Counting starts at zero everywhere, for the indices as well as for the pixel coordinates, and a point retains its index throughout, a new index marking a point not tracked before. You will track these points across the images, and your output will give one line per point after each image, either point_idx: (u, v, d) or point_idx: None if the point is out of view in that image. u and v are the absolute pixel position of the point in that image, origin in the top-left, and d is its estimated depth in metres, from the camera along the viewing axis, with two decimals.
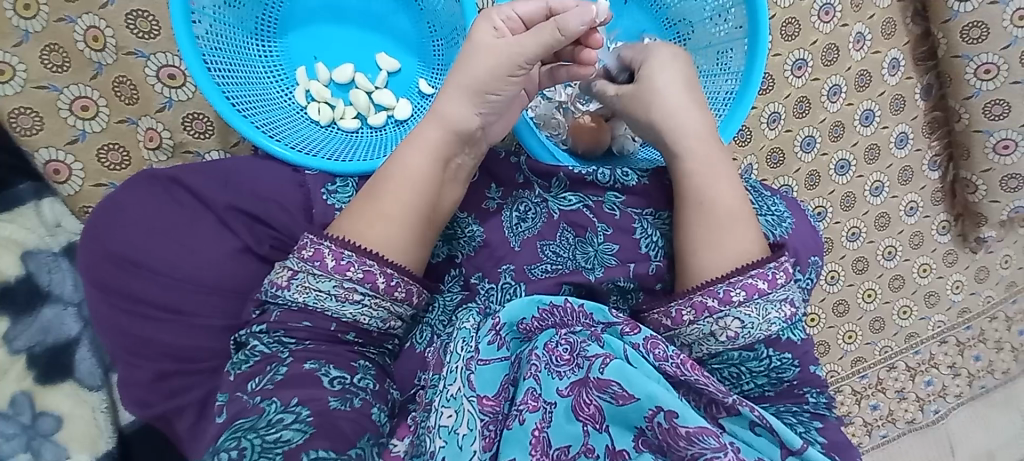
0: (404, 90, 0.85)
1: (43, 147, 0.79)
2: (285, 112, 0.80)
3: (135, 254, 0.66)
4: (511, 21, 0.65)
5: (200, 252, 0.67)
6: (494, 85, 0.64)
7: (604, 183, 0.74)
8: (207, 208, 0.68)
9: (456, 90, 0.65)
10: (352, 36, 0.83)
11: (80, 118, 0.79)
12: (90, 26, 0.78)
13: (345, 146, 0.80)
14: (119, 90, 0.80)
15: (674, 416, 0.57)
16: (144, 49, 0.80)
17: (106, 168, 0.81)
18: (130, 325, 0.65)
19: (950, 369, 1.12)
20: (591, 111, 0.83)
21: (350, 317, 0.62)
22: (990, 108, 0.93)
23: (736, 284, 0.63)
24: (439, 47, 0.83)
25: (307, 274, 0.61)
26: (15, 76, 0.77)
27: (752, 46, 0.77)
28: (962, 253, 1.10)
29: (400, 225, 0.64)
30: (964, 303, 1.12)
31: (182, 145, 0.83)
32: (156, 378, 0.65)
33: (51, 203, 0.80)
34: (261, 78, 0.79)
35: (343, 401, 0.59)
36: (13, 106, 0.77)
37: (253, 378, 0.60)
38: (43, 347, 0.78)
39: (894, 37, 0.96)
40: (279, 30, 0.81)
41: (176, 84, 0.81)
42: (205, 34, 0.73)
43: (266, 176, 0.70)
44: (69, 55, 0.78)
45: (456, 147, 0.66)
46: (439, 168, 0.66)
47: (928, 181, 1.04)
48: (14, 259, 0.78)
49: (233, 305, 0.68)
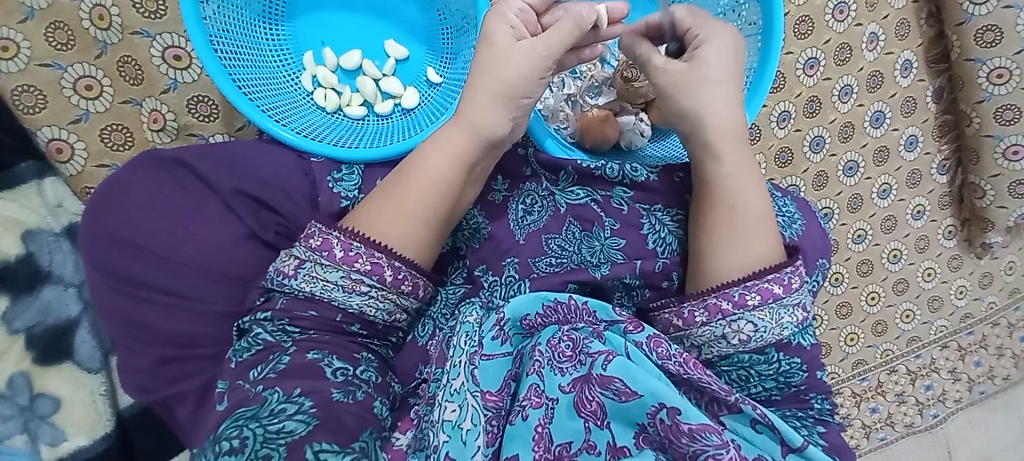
0: (412, 79, 0.84)
1: (46, 126, 0.77)
2: (291, 97, 0.78)
3: (138, 235, 0.65)
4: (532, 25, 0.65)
5: (202, 237, 0.66)
6: (526, 88, 0.64)
7: (612, 178, 0.73)
8: (214, 193, 0.67)
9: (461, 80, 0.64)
10: (362, 23, 0.82)
11: (83, 97, 0.77)
12: (95, 4, 0.76)
13: (351, 133, 0.79)
14: (123, 70, 0.78)
15: (677, 413, 0.56)
16: (150, 29, 0.78)
17: (110, 148, 0.79)
18: (131, 308, 0.64)
19: (950, 374, 1.12)
20: (599, 104, 0.86)
21: (356, 308, 0.62)
22: (1001, 113, 0.92)
23: (752, 288, 0.63)
24: (448, 35, 0.81)
25: (315, 264, 0.60)
26: (18, 53, 0.75)
27: (765, 44, 0.76)
28: (967, 258, 1.09)
29: (425, 226, 0.64)
30: (967, 309, 1.11)
31: (186, 128, 0.81)
32: (157, 362, 0.64)
33: (54, 183, 0.78)
34: (268, 62, 0.77)
35: (346, 393, 0.58)
36: (18, 84, 0.75)
37: (255, 366, 0.60)
38: (42, 328, 0.77)
39: (907, 38, 0.95)
40: (287, 14, 0.80)
41: (181, 65, 0.79)
42: (212, 16, 0.71)
43: (273, 162, 0.69)
44: (74, 34, 0.76)
45: (481, 152, 0.65)
46: (461, 170, 0.65)
47: (935, 185, 1.03)
48: (13, 238, 0.76)
49: (236, 291, 0.67)
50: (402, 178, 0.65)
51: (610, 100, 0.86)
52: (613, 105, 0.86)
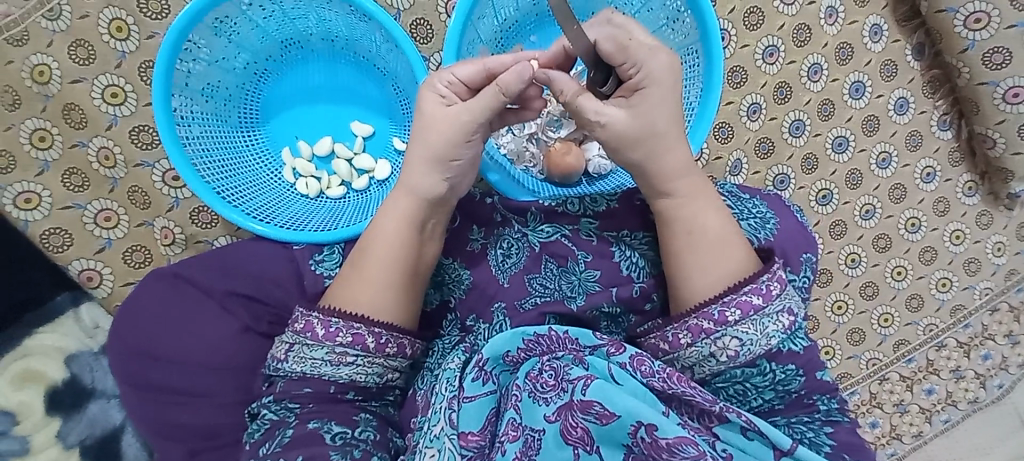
0: (381, 151, 0.90)
1: (75, 259, 0.88)
2: (275, 192, 0.86)
3: (153, 347, 0.72)
4: (453, 85, 0.67)
5: (207, 338, 0.73)
6: (456, 151, 0.67)
7: (575, 212, 0.75)
8: (209, 295, 0.74)
9: (412, 154, 0.68)
10: (328, 111, 0.89)
11: (103, 228, 0.88)
12: (101, 147, 0.87)
13: (333, 213, 0.85)
14: (133, 198, 0.88)
15: (654, 429, 0.57)
16: (149, 158, 0.88)
17: (132, 267, 0.89)
18: (156, 413, 0.71)
19: (1008, 338, 1.02)
20: (561, 137, 0.87)
21: (347, 378, 0.66)
22: (989, 58, 0.87)
23: (730, 303, 0.62)
24: (406, 105, 0.87)
25: (301, 345, 0.66)
26: (42, 202, 0.86)
27: (708, 49, 0.77)
28: (997, 213, 1.01)
29: (391, 289, 0.68)
30: (1010, 265, 1.02)
31: (193, 237, 0.90)
32: (186, 457, 0.71)
33: (89, 308, 0.87)
34: (250, 165, 0.86)
35: (344, 453, 0.62)
36: (45, 227, 0.86)
37: (265, 442, 0.65)
38: (93, 439, 0.84)
39: (869, 3, 0.92)
40: (260, 119, 0.87)
41: (179, 183, 0.89)
42: (191, 139, 0.80)
43: (258, 258, 0.75)
44: (87, 176, 0.87)
45: (428, 210, 0.69)
46: (415, 232, 0.69)
47: (941, 143, 0.97)
48: (58, 365, 0.84)
49: (244, 379, 0.73)
50: (369, 250, 0.69)
51: (570, 130, 0.87)
52: (575, 134, 0.87)
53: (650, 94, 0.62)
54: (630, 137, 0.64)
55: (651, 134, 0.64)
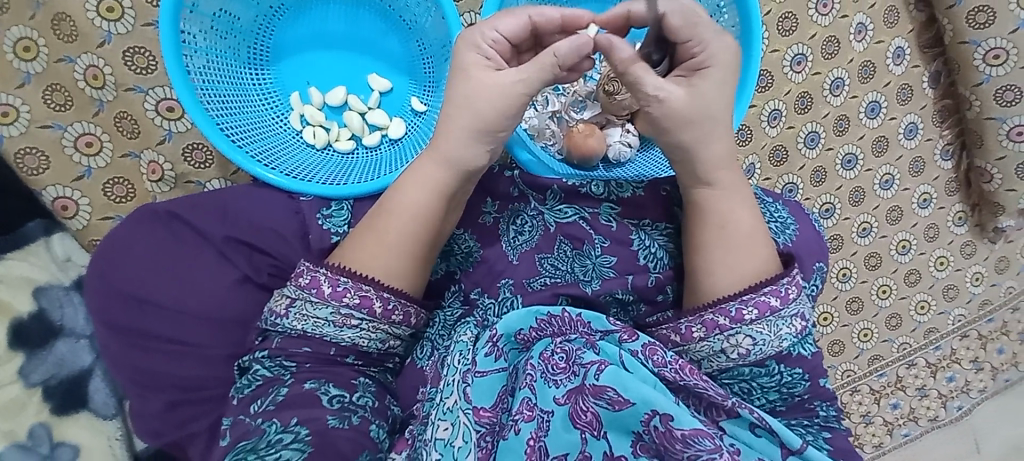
0: (397, 109, 0.85)
1: (50, 185, 0.80)
2: (280, 137, 0.80)
3: (141, 289, 0.67)
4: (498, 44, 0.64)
5: (200, 285, 0.68)
6: (499, 121, 0.63)
7: (598, 195, 0.73)
8: (207, 241, 0.69)
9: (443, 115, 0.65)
10: (345, 60, 0.84)
11: (84, 154, 0.81)
12: (89, 66, 0.79)
13: (341, 168, 0.80)
14: (121, 125, 0.81)
15: (669, 420, 0.57)
16: (143, 85, 0.81)
17: (112, 201, 0.82)
18: (140, 359, 0.66)
19: (972, 363, 1.08)
20: (584, 118, 0.86)
21: (349, 341, 0.63)
22: (1001, 95, 0.89)
23: (748, 302, 0.62)
24: (429, 65, 0.83)
25: (305, 301, 0.62)
26: (19, 117, 0.78)
27: (746, 41, 0.75)
28: (980, 244, 1.06)
29: (405, 254, 0.65)
30: (985, 295, 1.08)
31: (184, 176, 0.84)
32: (166, 408, 0.66)
33: (61, 239, 0.80)
34: (255, 106, 0.80)
35: (342, 419, 0.60)
36: (19, 147, 0.79)
37: (256, 400, 0.62)
38: (58, 380, 0.78)
39: (897, 25, 0.93)
40: (272, 58, 0.81)
41: (174, 116, 0.82)
42: (198, 70, 0.74)
43: (262, 206, 0.71)
44: (71, 94, 0.79)
45: (458, 183, 0.66)
46: (441, 201, 0.66)
47: (941, 172, 1.01)
48: (26, 296, 0.77)
49: (237, 332, 0.68)
50: (386, 210, 0.66)
51: (594, 113, 0.85)
52: (599, 118, 0.85)
53: (701, 84, 0.62)
54: (682, 116, 0.62)
55: (695, 124, 0.63)
